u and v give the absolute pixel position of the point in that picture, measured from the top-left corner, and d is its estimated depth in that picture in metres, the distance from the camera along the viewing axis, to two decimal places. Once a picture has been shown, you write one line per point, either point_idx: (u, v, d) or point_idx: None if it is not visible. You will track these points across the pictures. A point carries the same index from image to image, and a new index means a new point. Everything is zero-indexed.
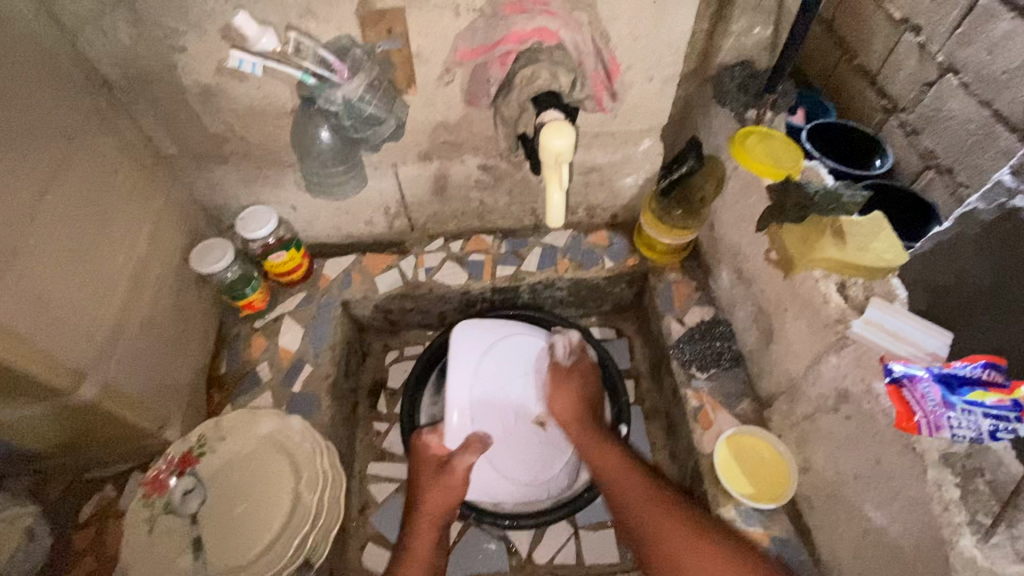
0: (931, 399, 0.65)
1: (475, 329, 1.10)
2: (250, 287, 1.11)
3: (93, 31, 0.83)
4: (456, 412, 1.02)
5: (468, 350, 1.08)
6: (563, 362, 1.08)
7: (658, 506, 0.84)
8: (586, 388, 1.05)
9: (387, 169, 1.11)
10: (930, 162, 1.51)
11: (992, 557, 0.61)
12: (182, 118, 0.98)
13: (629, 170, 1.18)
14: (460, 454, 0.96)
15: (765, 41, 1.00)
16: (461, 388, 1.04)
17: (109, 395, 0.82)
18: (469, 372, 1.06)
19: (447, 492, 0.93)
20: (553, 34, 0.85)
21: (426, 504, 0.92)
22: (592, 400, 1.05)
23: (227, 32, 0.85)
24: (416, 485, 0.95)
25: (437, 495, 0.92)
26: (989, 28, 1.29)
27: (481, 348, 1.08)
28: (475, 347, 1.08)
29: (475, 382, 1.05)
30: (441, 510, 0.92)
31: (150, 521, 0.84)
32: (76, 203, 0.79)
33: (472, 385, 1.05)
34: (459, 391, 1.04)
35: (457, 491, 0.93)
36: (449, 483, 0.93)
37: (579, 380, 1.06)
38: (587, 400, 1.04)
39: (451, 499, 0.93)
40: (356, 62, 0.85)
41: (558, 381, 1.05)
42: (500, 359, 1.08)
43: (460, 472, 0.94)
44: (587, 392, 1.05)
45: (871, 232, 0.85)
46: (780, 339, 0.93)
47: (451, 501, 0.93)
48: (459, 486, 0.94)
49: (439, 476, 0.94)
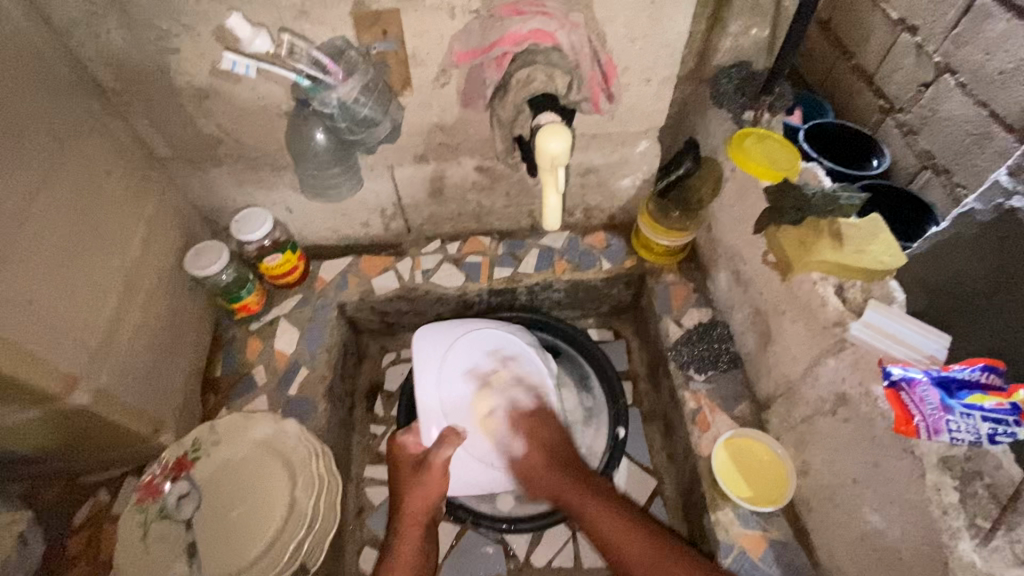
0: (929, 403, 0.65)
1: (435, 335, 1.05)
2: (246, 290, 1.10)
3: (86, 33, 0.82)
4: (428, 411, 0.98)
5: (430, 352, 1.03)
6: (513, 441, 0.97)
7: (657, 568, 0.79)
8: (548, 453, 0.96)
9: (383, 171, 1.10)
10: (926, 162, 1.51)
11: (990, 561, 0.61)
12: (176, 120, 0.97)
13: (626, 171, 1.18)
14: (434, 449, 0.93)
15: (762, 43, 0.99)
16: (426, 386, 1.00)
17: (102, 401, 0.82)
18: (434, 369, 1.01)
19: (424, 493, 0.92)
20: (549, 35, 0.82)
21: (408, 507, 0.91)
22: (557, 455, 0.96)
23: (221, 33, 0.84)
24: (398, 485, 0.95)
25: (415, 496, 0.92)
26: (985, 29, 1.29)
27: (438, 358, 1.02)
28: (435, 348, 1.04)
29: (441, 382, 1.00)
30: (423, 509, 0.92)
31: (144, 526, 0.83)
32: (67, 205, 0.78)
33: (439, 385, 1.00)
34: (426, 390, 1.00)
35: (437, 487, 0.92)
36: (426, 484, 0.92)
37: (538, 450, 0.96)
38: (550, 457, 0.95)
39: (431, 497, 0.92)
40: (350, 64, 0.85)
41: (521, 467, 0.96)
42: (465, 352, 1.03)
43: (438, 467, 0.93)
44: (549, 455, 0.96)
45: (869, 235, 0.84)
46: (778, 342, 0.93)
47: (432, 500, 0.92)
48: (437, 483, 0.93)
49: (416, 477, 0.93)
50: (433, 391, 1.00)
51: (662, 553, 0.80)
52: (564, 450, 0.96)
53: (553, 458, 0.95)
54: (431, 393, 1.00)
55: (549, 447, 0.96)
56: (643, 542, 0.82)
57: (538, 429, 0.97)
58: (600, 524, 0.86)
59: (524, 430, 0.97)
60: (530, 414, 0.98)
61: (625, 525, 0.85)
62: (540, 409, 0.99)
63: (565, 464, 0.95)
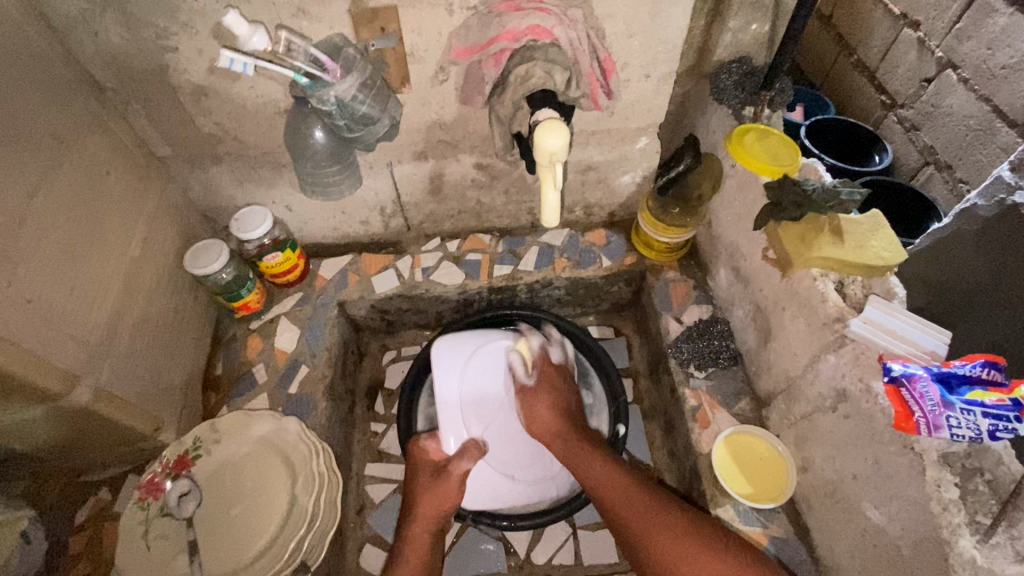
0: (929, 399, 0.65)
1: (456, 339, 1.09)
2: (246, 288, 1.10)
3: (85, 31, 0.82)
4: (449, 416, 1.03)
5: (449, 361, 1.07)
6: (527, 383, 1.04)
7: (644, 511, 0.81)
8: (555, 404, 1.01)
9: (382, 169, 1.10)
10: (929, 158, 1.50)
11: (992, 557, 0.61)
12: (175, 118, 0.97)
13: (625, 168, 1.18)
14: (456, 460, 0.97)
15: (763, 38, 0.99)
16: (450, 387, 1.05)
17: (103, 399, 0.82)
18: (456, 376, 1.06)
19: (439, 498, 0.92)
20: (547, 31, 0.82)
21: (418, 511, 0.91)
22: (565, 406, 1.01)
23: (219, 31, 0.84)
24: (412, 491, 0.95)
25: (430, 501, 0.92)
26: (988, 23, 1.28)
27: (467, 352, 1.08)
28: (457, 354, 1.08)
29: (464, 379, 1.06)
30: (435, 517, 0.91)
31: (146, 524, 0.83)
32: (66, 204, 0.78)
33: (461, 384, 1.05)
34: (448, 390, 1.05)
35: (451, 496, 0.93)
36: (444, 489, 0.94)
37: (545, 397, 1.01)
38: (560, 408, 1.00)
39: (446, 504, 0.92)
40: (348, 61, 0.84)
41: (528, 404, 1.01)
42: (489, 358, 1.08)
43: (456, 477, 0.95)
44: (558, 403, 1.01)
45: (869, 230, 0.83)
46: (779, 338, 0.93)
47: (445, 506, 0.92)
48: (454, 490, 0.94)
49: (435, 482, 0.94)
50: (455, 390, 1.05)
51: (652, 500, 0.82)
52: (571, 404, 1.02)
53: (560, 406, 1.01)
54: (453, 392, 1.05)
55: (559, 398, 1.02)
56: (632, 486, 0.85)
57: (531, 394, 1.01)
58: (594, 474, 0.90)
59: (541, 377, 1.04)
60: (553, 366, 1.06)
61: (618, 473, 0.88)
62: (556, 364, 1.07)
63: (572, 415, 1.00)
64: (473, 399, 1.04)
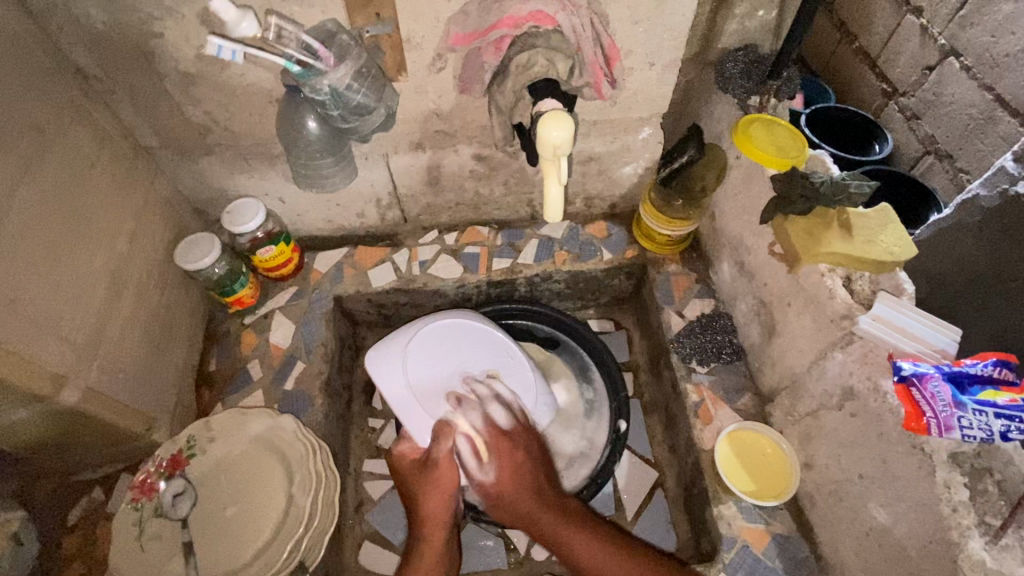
0: (941, 400, 0.63)
1: (386, 343, 0.99)
2: (239, 282, 1.07)
3: (65, 16, 0.79)
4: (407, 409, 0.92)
5: (389, 356, 0.97)
6: (483, 473, 0.86)
7: None
8: (518, 478, 0.85)
9: (378, 160, 1.07)
10: (929, 147, 1.48)
11: (1000, 560, 0.60)
12: (163, 108, 0.94)
13: (627, 159, 1.15)
14: (435, 446, 0.89)
15: (769, 25, 0.97)
16: (397, 380, 0.94)
17: (93, 399, 0.80)
18: (400, 367, 0.94)
19: (441, 489, 0.88)
20: (550, 17, 0.78)
21: (426, 509, 0.88)
22: (534, 482, 0.86)
23: (207, 17, 0.81)
24: (413, 491, 0.91)
25: (435, 498, 0.88)
26: (991, 10, 1.26)
27: (400, 348, 0.96)
28: (394, 352, 0.97)
29: (409, 373, 0.94)
30: (444, 510, 0.88)
31: (139, 525, 0.81)
32: (50, 199, 0.76)
33: (407, 373, 0.94)
34: (396, 391, 0.93)
35: (450, 480, 0.89)
36: (441, 480, 0.89)
37: (509, 476, 0.85)
38: (529, 480, 0.86)
39: (448, 494, 0.88)
40: (342, 49, 0.81)
41: (492, 494, 0.86)
42: (424, 343, 0.97)
43: (444, 460, 0.88)
44: (521, 483, 0.85)
45: (879, 225, 0.81)
46: (783, 335, 0.91)
47: (450, 495, 0.88)
48: (450, 474, 0.89)
49: (428, 476, 0.90)
50: (404, 381, 0.93)
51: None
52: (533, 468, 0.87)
53: (525, 486, 0.85)
54: (402, 384, 0.93)
55: (524, 472, 0.86)
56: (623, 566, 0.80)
57: (508, 449, 0.87)
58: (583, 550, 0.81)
59: (499, 452, 0.87)
60: (504, 434, 0.88)
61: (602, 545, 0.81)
62: (512, 429, 0.89)
63: (541, 489, 0.86)
64: (429, 390, 0.93)
